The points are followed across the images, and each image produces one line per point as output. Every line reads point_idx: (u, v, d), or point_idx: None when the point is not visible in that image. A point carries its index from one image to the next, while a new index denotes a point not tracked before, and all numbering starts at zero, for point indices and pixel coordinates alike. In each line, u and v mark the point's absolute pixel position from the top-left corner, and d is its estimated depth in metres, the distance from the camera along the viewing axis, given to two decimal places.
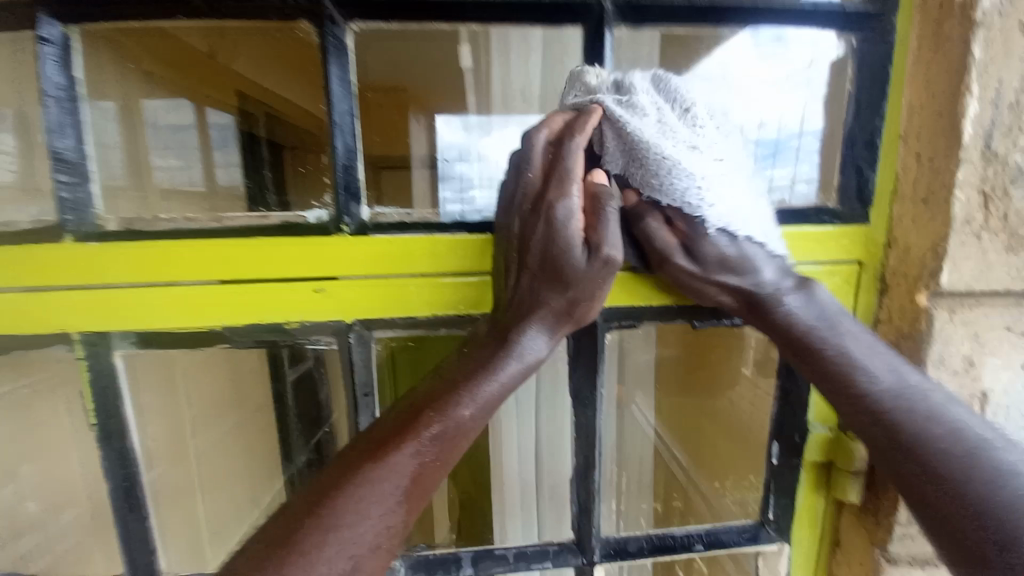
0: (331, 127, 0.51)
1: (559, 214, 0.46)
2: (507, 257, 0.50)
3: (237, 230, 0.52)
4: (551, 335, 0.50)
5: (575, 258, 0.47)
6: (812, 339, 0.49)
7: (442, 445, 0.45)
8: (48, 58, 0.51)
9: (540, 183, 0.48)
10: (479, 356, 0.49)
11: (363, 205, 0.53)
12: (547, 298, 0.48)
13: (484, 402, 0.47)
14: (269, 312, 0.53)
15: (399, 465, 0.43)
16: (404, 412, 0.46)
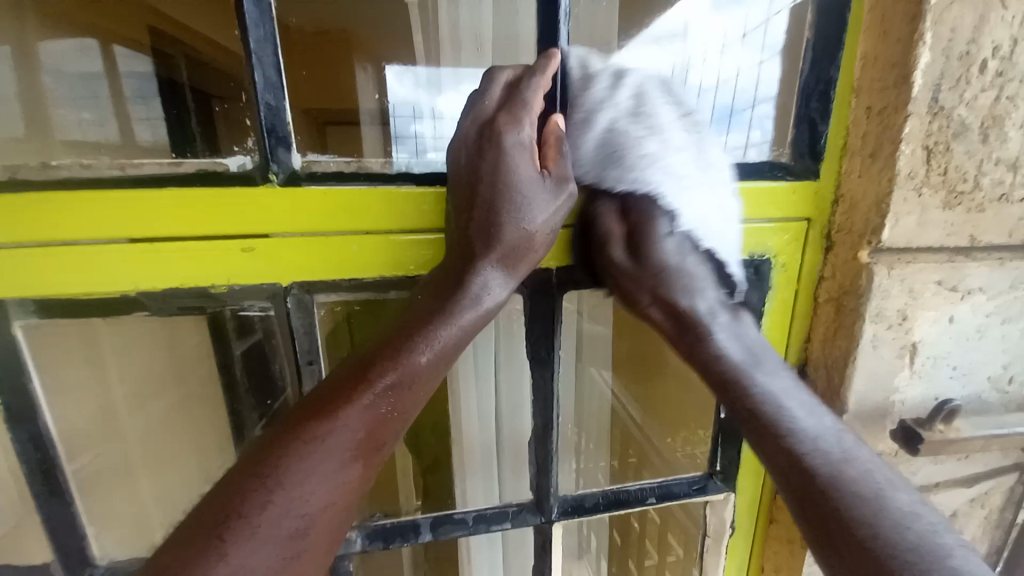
0: (249, 59, 0.45)
1: (510, 145, 0.47)
2: (457, 195, 0.48)
3: (145, 180, 0.45)
4: (507, 277, 0.48)
5: (532, 190, 0.47)
6: (733, 369, 0.53)
7: (398, 395, 0.43)
8: None
9: (489, 114, 0.47)
10: (431, 304, 0.46)
11: (293, 152, 0.47)
12: (501, 236, 0.47)
13: (440, 349, 0.45)
14: (192, 275, 0.48)
15: (350, 419, 0.41)
16: (356, 364, 0.44)
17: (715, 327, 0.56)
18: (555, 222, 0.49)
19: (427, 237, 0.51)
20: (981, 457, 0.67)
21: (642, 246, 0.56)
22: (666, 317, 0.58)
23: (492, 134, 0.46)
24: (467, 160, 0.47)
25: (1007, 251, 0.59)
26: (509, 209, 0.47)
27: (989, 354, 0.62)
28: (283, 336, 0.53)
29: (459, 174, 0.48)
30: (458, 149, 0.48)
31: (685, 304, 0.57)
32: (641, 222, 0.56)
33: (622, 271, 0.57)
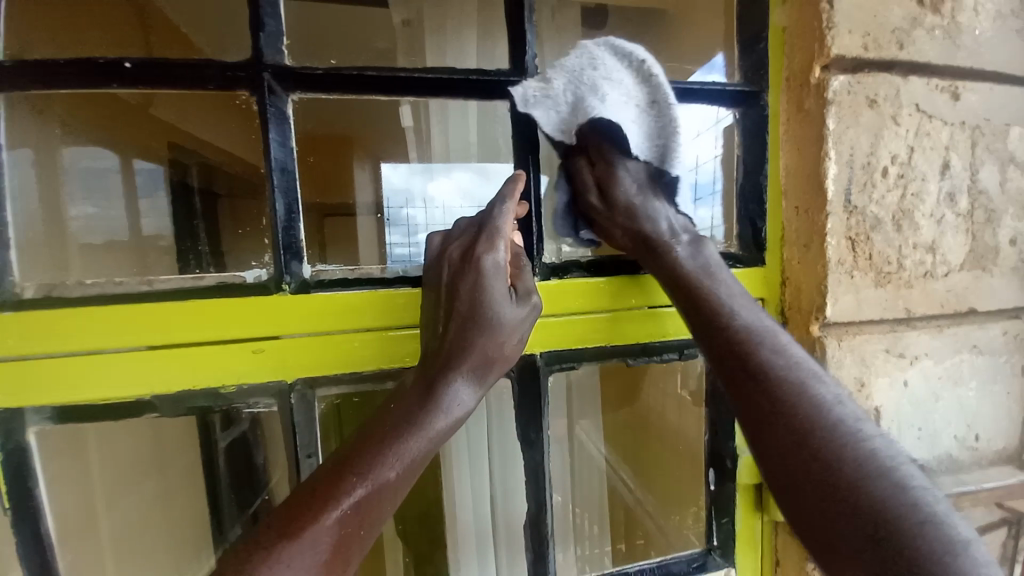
0: (271, 190, 0.53)
1: (488, 266, 0.52)
2: (434, 309, 0.53)
3: (170, 292, 0.51)
4: (474, 386, 0.51)
5: (499, 306, 0.52)
6: (688, 276, 0.54)
7: (365, 509, 0.43)
8: None
9: (469, 240, 0.54)
10: (404, 411, 0.48)
11: (304, 264, 0.54)
12: (470, 347, 0.51)
13: (409, 461, 0.46)
14: (205, 377, 0.52)
15: (317, 533, 0.41)
16: (326, 476, 0.45)
17: (689, 258, 0.55)
18: (521, 333, 0.53)
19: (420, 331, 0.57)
20: (969, 523, 0.68)
21: (620, 184, 0.58)
22: (629, 238, 0.58)
23: (472, 258, 0.52)
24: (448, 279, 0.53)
25: (943, 320, 0.66)
26: (483, 322, 0.51)
27: (948, 417, 0.67)
28: (285, 431, 0.56)
29: (441, 292, 0.53)
30: (438, 270, 0.54)
31: (655, 230, 0.57)
32: (609, 174, 0.58)
33: (596, 210, 0.59)
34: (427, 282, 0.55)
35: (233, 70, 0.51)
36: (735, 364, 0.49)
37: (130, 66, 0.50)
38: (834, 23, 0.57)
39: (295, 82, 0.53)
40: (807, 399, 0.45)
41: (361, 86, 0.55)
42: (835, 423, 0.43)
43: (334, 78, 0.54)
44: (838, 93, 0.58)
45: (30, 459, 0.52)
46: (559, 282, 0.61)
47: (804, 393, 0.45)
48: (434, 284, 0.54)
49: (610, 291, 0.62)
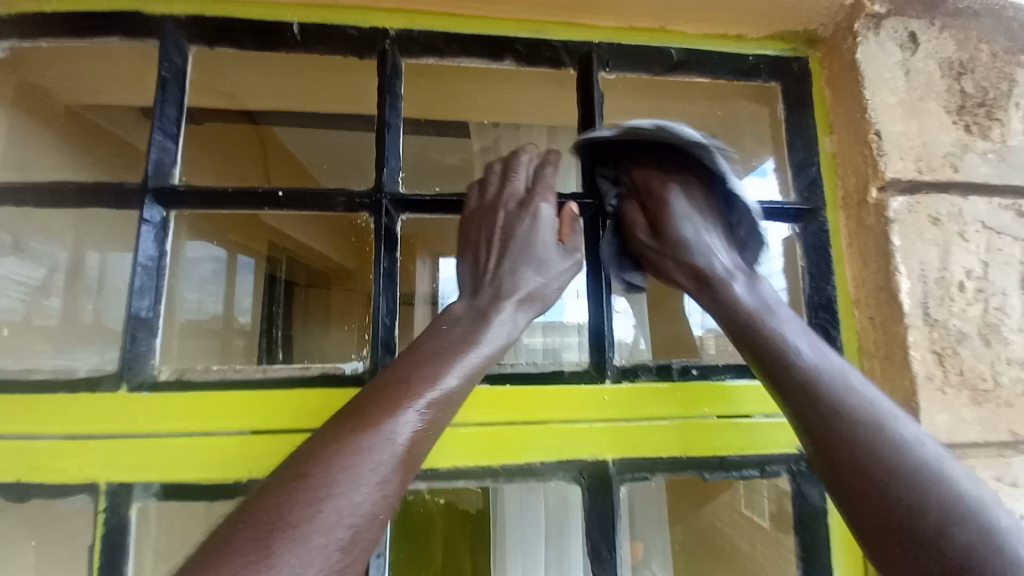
0: (376, 292, 0.60)
1: (542, 214, 0.59)
2: (485, 246, 0.59)
3: (279, 381, 0.57)
4: (523, 313, 0.57)
5: (547, 249, 0.59)
6: (747, 313, 0.53)
7: (433, 410, 0.47)
8: (146, 235, 0.60)
9: (523, 192, 0.60)
10: (458, 330, 0.54)
11: (395, 358, 0.59)
12: (522, 276, 0.57)
13: (467, 372, 0.51)
14: None
15: (392, 432, 0.44)
16: (374, 391, 0.48)
17: (727, 273, 0.56)
18: (562, 274, 0.60)
19: (490, 428, 0.58)
20: None
21: (665, 228, 0.58)
22: (688, 276, 0.58)
23: (528, 205, 0.59)
24: (503, 224, 0.59)
25: None
26: (530, 258, 0.58)
27: None
28: None
29: (494, 235, 0.59)
30: (489, 212, 0.60)
31: (706, 265, 0.57)
32: (655, 210, 0.59)
33: (648, 249, 0.60)
34: (474, 225, 0.61)
35: (358, 198, 0.61)
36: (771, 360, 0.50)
37: (283, 195, 0.61)
38: (885, 152, 0.63)
39: (408, 205, 0.62)
40: (844, 406, 0.46)
41: (461, 207, 0.64)
42: (876, 426, 0.44)
43: (436, 201, 0.63)
44: (900, 213, 0.61)
45: (126, 535, 0.55)
46: (630, 386, 0.60)
47: (844, 403, 0.46)
48: (486, 225, 0.60)
49: (685, 398, 0.60)
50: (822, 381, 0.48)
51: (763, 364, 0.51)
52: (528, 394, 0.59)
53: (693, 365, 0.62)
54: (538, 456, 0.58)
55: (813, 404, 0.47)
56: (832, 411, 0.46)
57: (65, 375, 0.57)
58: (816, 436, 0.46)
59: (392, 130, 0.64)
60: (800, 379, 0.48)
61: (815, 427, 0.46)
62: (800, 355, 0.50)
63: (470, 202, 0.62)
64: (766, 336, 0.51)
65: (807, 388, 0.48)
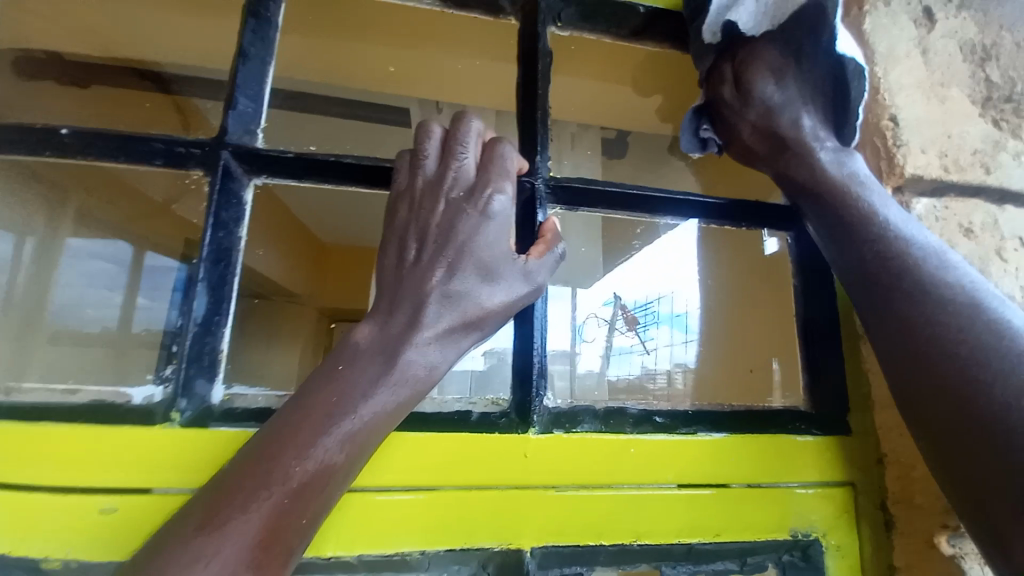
0: (191, 286, 0.40)
1: (490, 213, 0.38)
2: (403, 245, 0.39)
3: (15, 410, 0.37)
4: (448, 351, 0.37)
5: (497, 267, 0.38)
6: (828, 183, 0.41)
7: (297, 501, 0.32)
8: None
9: (466, 177, 0.39)
10: (353, 376, 0.34)
11: (216, 382, 0.39)
12: (454, 305, 0.37)
13: (353, 437, 0.33)
14: (20, 543, 0.35)
15: (236, 531, 0.30)
16: (248, 459, 0.32)
17: (813, 137, 0.43)
18: (523, 306, 0.39)
19: (348, 501, 0.38)
20: None
21: (756, 87, 0.44)
22: (758, 132, 0.44)
23: (469, 199, 0.38)
24: (443, 215, 0.38)
25: None
26: (480, 270, 0.38)
27: None
28: None
29: (430, 229, 0.38)
30: (425, 200, 0.39)
31: (791, 123, 0.43)
32: (750, 62, 0.44)
33: (728, 105, 0.46)
34: (402, 214, 0.39)
35: (183, 145, 0.42)
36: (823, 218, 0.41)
37: (67, 133, 0.41)
38: (903, 142, 0.48)
39: (262, 163, 0.43)
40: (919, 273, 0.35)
41: (344, 175, 0.45)
42: (959, 305, 0.33)
43: (303, 161, 0.43)
44: (924, 218, 0.47)
45: None
46: (561, 437, 0.42)
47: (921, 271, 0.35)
48: (417, 213, 0.39)
49: (640, 458, 0.43)
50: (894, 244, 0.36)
51: (839, 238, 0.39)
52: (410, 445, 0.40)
53: (655, 412, 0.45)
54: (419, 539, 0.39)
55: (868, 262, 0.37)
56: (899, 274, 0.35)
57: None
58: (872, 322, 0.36)
59: (253, 63, 0.46)
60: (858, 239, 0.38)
61: (864, 294, 0.37)
62: (864, 211, 0.39)
63: (397, 177, 0.41)
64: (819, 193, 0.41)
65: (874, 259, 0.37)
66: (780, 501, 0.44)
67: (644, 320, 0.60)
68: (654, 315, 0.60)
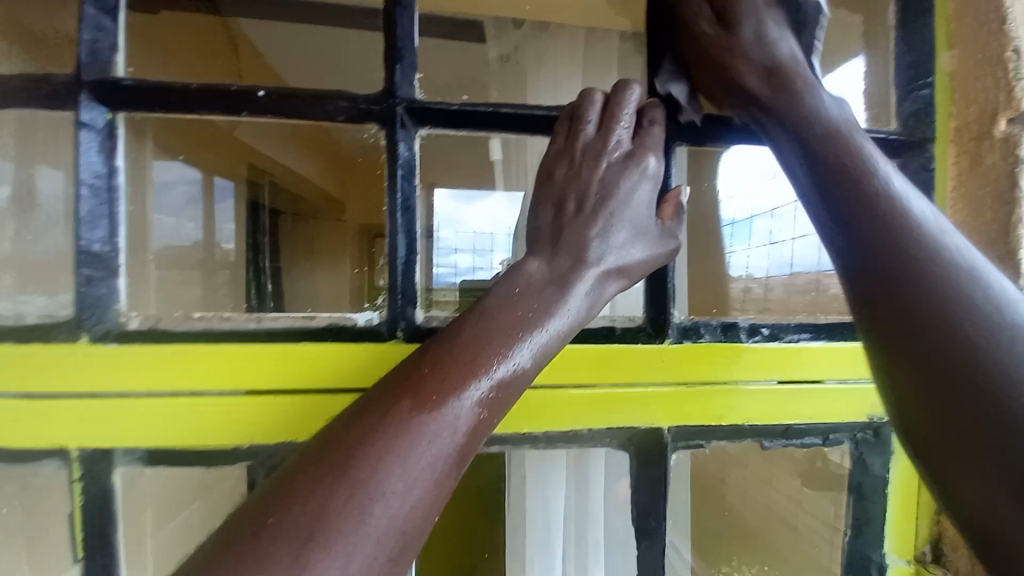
0: (393, 230, 0.48)
1: (644, 172, 0.45)
2: (562, 200, 0.45)
3: (274, 334, 0.47)
4: (607, 291, 0.44)
5: (644, 217, 0.45)
6: (837, 133, 0.42)
7: (496, 396, 0.37)
8: (89, 144, 0.45)
9: (628, 140, 0.45)
10: (534, 301, 0.41)
11: (418, 308, 0.49)
12: (607, 251, 0.44)
13: (541, 350, 0.40)
14: (305, 431, 0.47)
15: (456, 416, 0.35)
16: (442, 361, 0.37)
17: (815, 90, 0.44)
18: (662, 256, 0.46)
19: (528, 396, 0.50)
20: None
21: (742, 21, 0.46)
22: (760, 75, 0.45)
23: (629, 160, 0.45)
24: (606, 172, 0.44)
25: None
26: (633, 226, 0.45)
27: None
28: None
29: (588, 187, 0.45)
30: (586, 159, 0.45)
31: (766, 77, 0.45)
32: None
33: (709, 36, 0.47)
34: (562, 169, 0.45)
35: (365, 103, 0.47)
36: (844, 239, 0.39)
37: (265, 94, 0.47)
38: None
39: (426, 115, 0.48)
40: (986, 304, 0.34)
41: (498, 123, 0.50)
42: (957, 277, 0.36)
43: (466, 111, 0.48)
44: None
45: (114, 506, 0.49)
46: (691, 348, 0.51)
47: (918, 230, 0.37)
48: (578, 170, 0.45)
49: (752, 363, 0.52)
50: (882, 185, 0.39)
51: (834, 159, 0.41)
52: (575, 356, 0.50)
53: (762, 324, 0.53)
54: (583, 423, 0.50)
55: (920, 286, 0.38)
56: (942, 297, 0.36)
57: (11, 321, 0.46)
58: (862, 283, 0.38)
59: (407, 13, 0.49)
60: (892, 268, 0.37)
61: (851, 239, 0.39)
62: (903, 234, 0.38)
63: (556, 139, 0.47)
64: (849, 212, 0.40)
65: (877, 224, 0.38)
66: (861, 393, 0.54)
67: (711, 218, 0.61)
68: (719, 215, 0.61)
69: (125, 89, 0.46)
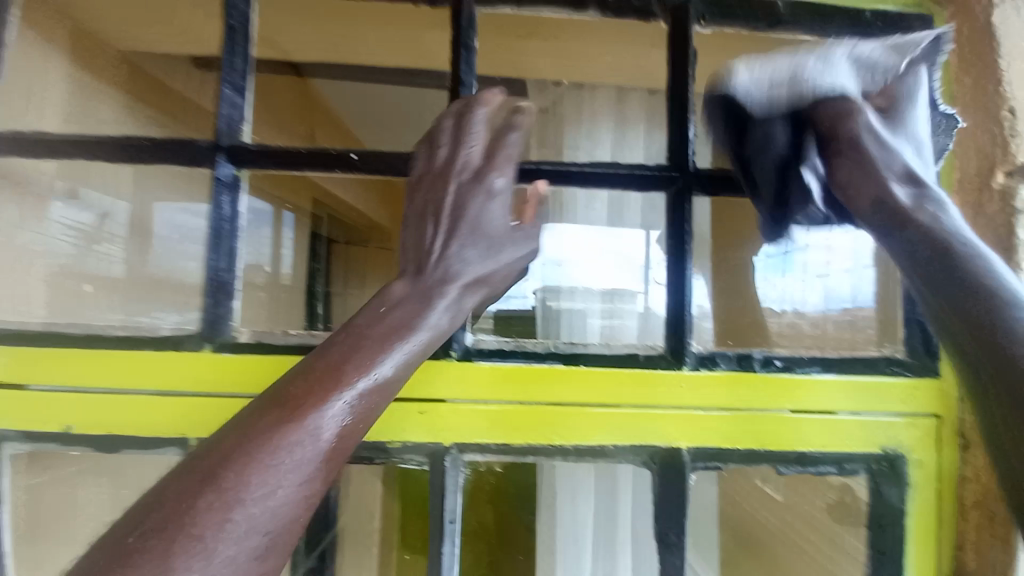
0: None
1: (495, 188, 0.53)
2: (415, 218, 0.53)
3: None
4: (452, 301, 0.51)
5: (495, 226, 0.54)
6: (935, 245, 0.41)
7: (359, 406, 0.44)
8: (222, 195, 0.58)
9: (448, 156, 0.53)
10: (392, 325, 0.48)
11: (466, 331, 0.59)
12: (466, 259, 0.52)
13: (401, 365, 0.46)
14: (376, 431, 0.57)
15: (317, 428, 0.41)
16: (311, 379, 0.43)
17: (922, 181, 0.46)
18: (522, 259, 0.56)
19: (560, 411, 0.57)
20: None
21: (852, 130, 0.49)
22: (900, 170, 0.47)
23: (479, 180, 0.52)
24: (457, 192, 0.52)
25: None
26: (487, 242, 0.53)
27: None
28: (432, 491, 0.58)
29: (443, 208, 0.52)
30: (442, 178, 0.53)
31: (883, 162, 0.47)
32: (837, 108, 0.50)
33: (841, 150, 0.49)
34: (422, 189, 0.53)
35: None
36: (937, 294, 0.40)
37: (356, 157, 0.59)
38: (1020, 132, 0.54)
39: None
40: None
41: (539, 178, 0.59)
42: None
43: None
44: None
45: None
46: (707, 375, 0.57)
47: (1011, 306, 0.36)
48: (436, 188, 0.52)
49: (766, 390, 0.58)
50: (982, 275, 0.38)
51: (936, 276, 0.40)
52: (602, 377, 0.57)
53: (775, 356, 0.59)
54: (609, 438, 0.57)
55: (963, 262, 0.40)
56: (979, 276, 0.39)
57: (150, 332, 0.59)
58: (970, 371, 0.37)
59: (467, 90, 0.60)
60: (933, 282, 0.40)
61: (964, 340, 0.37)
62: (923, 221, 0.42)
63: (414, 162, 0.54)
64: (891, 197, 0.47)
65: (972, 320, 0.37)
66: (873, 425, 0.58)
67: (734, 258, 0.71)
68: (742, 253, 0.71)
69: (248, 152, 0.58)
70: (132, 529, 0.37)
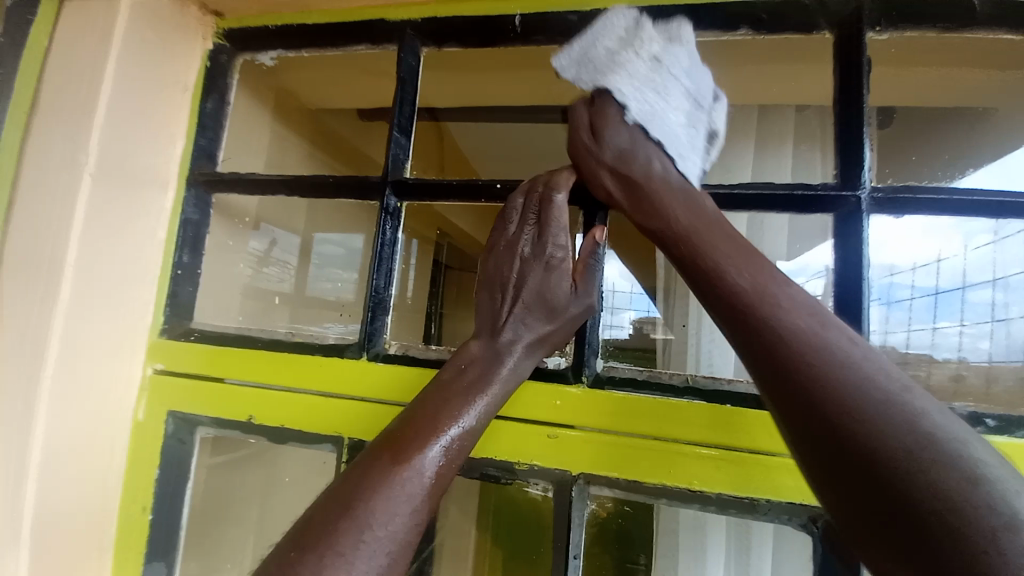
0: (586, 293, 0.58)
1: (555, 258, 0.56)
2: (490, 290, 0.57)
3: None
4: (527, 356, 0.54)
5: (563, 293, 0.55)
6: (757, 312, 0.43)
7: (457, 448, 0.48)
8: (385, 223, 0.66)
9: (511, 232, 0.57)
10: (473, 377, 0.51)
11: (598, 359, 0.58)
12: (533, 324, 0.54)
13: (482, 414, 0.50)
14: (506, 451, 0.57)
15: (422, 466, 0.45)
16: (408, 422, 0.48)
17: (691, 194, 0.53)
18: (584, 318, 0.56)
19: (701, 453, 0.52)
20: None
21: (618, 132, 0.55)
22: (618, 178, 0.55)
23: (540, 253, 0.56)
24: (520, 266, 0.56)
25: None
26: (551, 308, 0.55)
27: None
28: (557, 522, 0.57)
29: (507, 282, 0.56)
30: (507, 253, 0.57)
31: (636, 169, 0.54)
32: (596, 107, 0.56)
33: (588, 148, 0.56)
34: (492, 261, 0.58)
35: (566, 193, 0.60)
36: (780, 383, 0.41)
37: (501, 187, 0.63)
38: None
39: None
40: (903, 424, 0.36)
41: None
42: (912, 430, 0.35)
43: None
44: None
45: None
46: None
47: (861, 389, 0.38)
48: (501, 263, 0.57)
49: None
50: (819, 358, 0.40)
51: (775, 358, 0.41)
52: (750, 422, 0.51)
53: (986, 415, 0.50)
54: (758, 492, 0.51)
55: (900, 487, 0.34)
56: (901, 457, 0.35)
57: (320, 341, 0.68)
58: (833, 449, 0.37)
59: None
60: (787, 370, 0.40)
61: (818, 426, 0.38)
62: (759, 294, 0.44)
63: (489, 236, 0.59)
64: (744, 330, 0.44)
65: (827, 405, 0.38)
66: None
67: (879, 293, 0.60)
68: (888, 290, 0.59)
69: (409, 185, 0.66)
70: (295, 545, 0.41)
